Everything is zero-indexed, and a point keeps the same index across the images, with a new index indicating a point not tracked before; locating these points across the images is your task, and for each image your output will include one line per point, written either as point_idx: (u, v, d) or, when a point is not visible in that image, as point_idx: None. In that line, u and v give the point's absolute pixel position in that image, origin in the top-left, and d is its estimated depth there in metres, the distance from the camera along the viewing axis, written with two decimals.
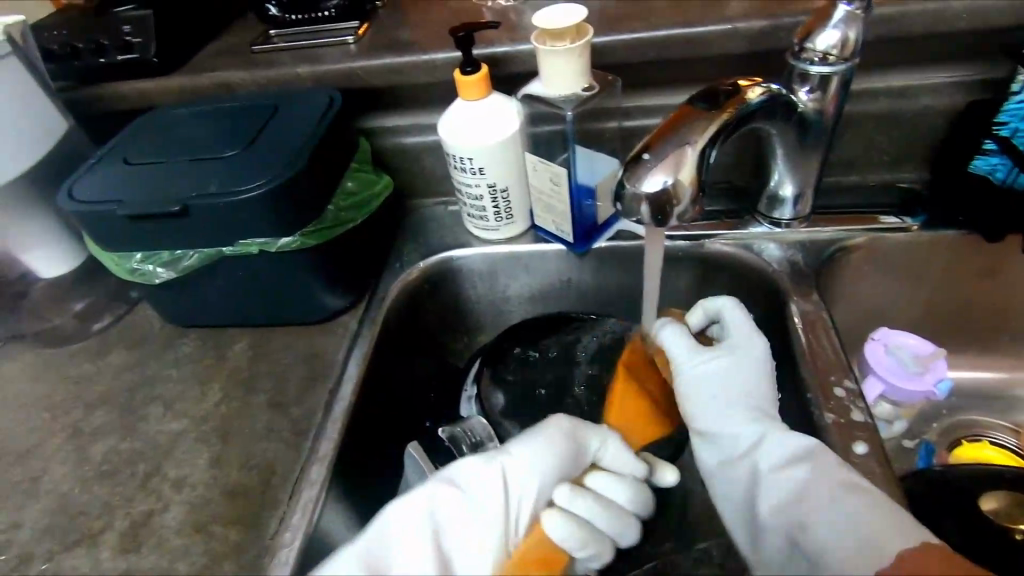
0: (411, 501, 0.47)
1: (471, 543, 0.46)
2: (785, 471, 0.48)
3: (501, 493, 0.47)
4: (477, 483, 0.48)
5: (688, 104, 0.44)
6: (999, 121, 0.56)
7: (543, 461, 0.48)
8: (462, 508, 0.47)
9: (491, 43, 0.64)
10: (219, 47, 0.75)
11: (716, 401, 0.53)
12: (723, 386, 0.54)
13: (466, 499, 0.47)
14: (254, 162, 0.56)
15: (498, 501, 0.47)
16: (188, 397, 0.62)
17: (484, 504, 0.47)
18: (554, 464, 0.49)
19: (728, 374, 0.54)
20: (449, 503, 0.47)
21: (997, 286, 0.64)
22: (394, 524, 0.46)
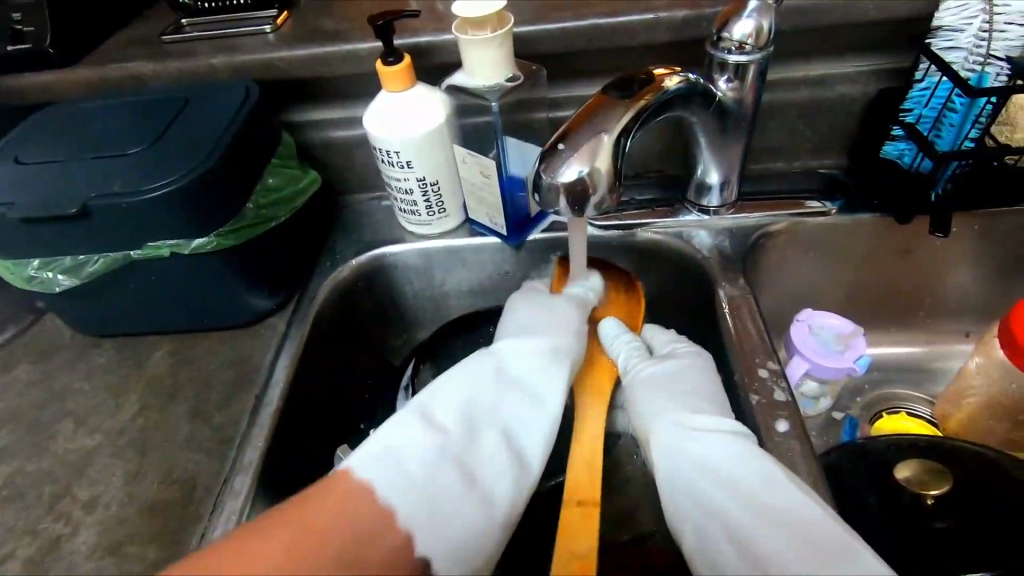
0: (452, 391, 0.50)
1: (531, 421, 0.50)
2: (734, 462, 0.44)
3: (547, 379, 0.53)
4: (521, 372, 0.53)
5: (603, 94, 0.44)
6: (905, 108, 0.59)
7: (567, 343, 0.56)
8: (511, 397, 0.51)
9: (415, 33, 0.62)
10: (126, 36, 0.70)
11: (683, 398, 0.51)
12: (681, 397, 0.51)
13: (516, 389, 0.52)
14: (161, 159, 0.53)
15: (540, 389, 0.52)
16: (102, 411, 0.58)
17: (530, 392, 0.52)
18: (568, 331, 0.56)
19: (691, 394, 0.51)
20: (492, 393, 0.51)
21: (911, 265, 0.67)
22: (449, 412, 0.48)
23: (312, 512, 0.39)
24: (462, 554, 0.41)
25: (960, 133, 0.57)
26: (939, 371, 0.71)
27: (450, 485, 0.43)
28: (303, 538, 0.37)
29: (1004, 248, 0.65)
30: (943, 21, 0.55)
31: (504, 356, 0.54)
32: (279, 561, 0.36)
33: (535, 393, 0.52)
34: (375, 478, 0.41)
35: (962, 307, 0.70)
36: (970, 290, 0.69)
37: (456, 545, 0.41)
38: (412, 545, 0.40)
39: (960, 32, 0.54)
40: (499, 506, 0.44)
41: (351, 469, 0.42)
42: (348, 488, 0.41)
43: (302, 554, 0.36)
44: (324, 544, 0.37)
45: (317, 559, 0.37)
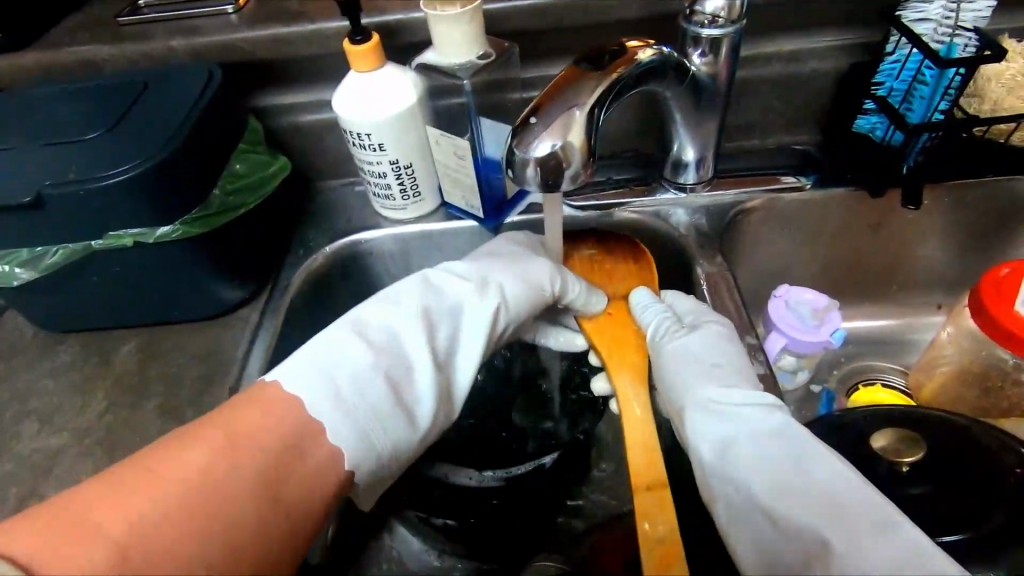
0: (388, 313, 0.52)
1: (452, 338, 0.53)
2: (769, 443, 0.44)
3: (454, 300, 0.55)
4: (447, 291, 0.55)
5: (575, 67, 0.43)
6: (877, 82, 0.60)
7: (535, 270, 0.56)
8: (437, 317, 0.53)
9: (382, 11, 0.60)
10: (79, 19, 0.67)
11: (710, 371, 0.50)
12: (714, 376, 0.50)
13: (442, 308, 0.54)
14: (121, 145, 0.51)
15: (463, 308, 0.54)
16: (69, 409, 0.56)
17: (484, 306, 0.54)
18: (538, 267, 0.56)
19: (723, 373, 0.50)
20: (407, 318, 0.52)
21: (885, 239, 0.68)
22: (406, 331, 0.51)
23: (256, 414, 0.42)
24: (382, 457, 0.46)
25: (930, 105, 0.57)
26: (912, 343, 0.72)
27: (373, 397, 0.46)
28: (224, 446, 0.39)
29: (974, 219, 0.66)
30: None
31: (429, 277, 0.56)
32: (199, 468, 0.38)
33: (458, 312, 0.54)
34: (302, 392, 0.44)
35: (934, 279, 0.71)
36: (941, 262, 0.70)
37: (379, 452, 0.46)
38: (343, 450, 0.44)
39: (930, 3, 0.54)
40: (423, 414, 0.48)
41: (280, 383, 0.44)
42: (279, 398, 0.43)
43: (238, 460, 0.39)
44: (252, 448, 0.40)
45: (238, 463, 0.39)
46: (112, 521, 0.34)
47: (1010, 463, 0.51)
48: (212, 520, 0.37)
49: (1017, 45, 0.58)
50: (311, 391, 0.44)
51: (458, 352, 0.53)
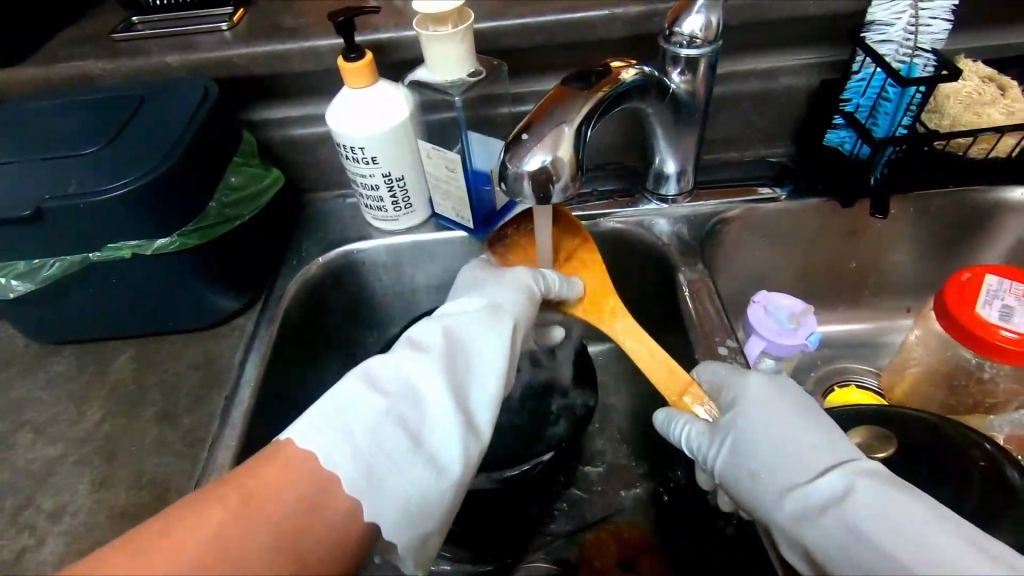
0: (396, 360, 0.46)
1: (465, 374, 0.47)
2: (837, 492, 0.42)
3: (466, 336, 0.50)
4: (459, 329, 0.50)
5: (563, 85, 0.45)
6: (845, 99, 0.63)
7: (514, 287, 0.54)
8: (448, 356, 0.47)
9: (375, 29, 0.62)
10: (74, 35, 0.68)
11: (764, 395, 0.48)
12: (765, 412, 0.47)
13: (453, 346, 0.48)
14: (120, 159, 0.52)
15: (473, 345, 0.49)
16: (64, 418, 0.57)
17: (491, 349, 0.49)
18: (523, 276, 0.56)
19: (772, 412, 0.47)
20: (421, 360, 0.47)
21: (857, 245, 0.71)
22: (411, 375, 0.46)
23: (275, 482, 0.38)
24: (412, 510, 0.41)
25: (894, 121, 0.61)
26: (884, 345, 0.76)
27: (392, 453, 0.41)
28: (232, 511, 0.37)
29: (937, 227, 0.70)
30: (876, 16, 0.58)
31: (441, 319, 0.51)
32: (212, 531, 0.35)
33: (470, 349, 0.49)
34: (316, 450, 0.40)
35: (904, 284, 0.75)
36: (909, 268, 0.73)
37: (403, 505, 0.41)
38: (366, 511, 0.39)
39: (891, 26, 0.58)
40: (451, 457, 0.42)
41: (295, 441, 0.40)
42: (300, 470, 0.39)
43: (249, 522, 0.36)
44: (264, 509, 0.37)
45: (245, 528, 0.36)
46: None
47: (974, 455, 0.53)
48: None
49: (972, 65, 0.62)
50: (326, 448, 0.40)
51: (473, 388, 0.46)
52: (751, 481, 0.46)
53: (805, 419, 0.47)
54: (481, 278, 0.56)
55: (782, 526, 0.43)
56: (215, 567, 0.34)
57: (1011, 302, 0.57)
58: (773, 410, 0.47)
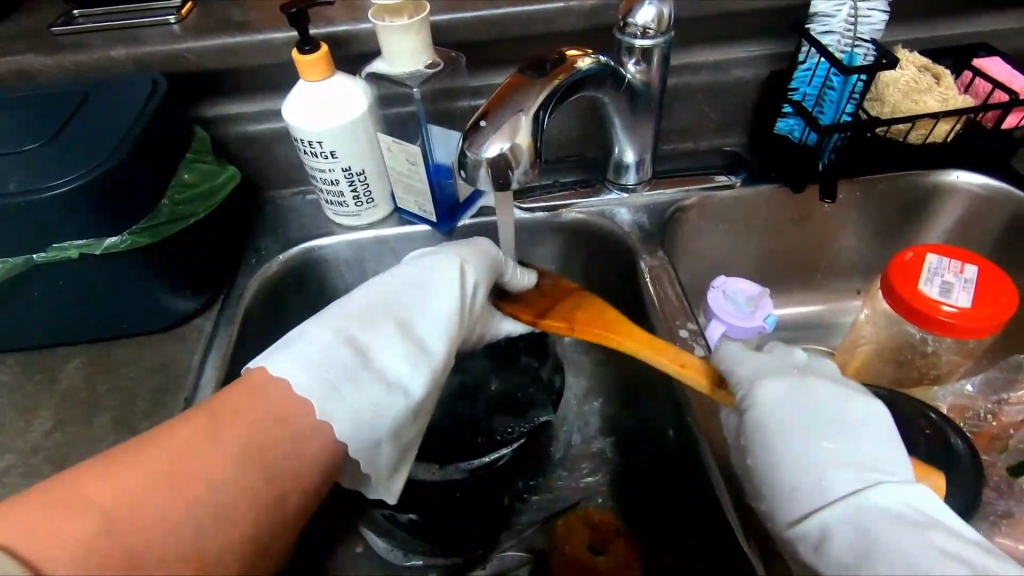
0: (352, 303, 0.50)
1: (418, 312, 0.51)
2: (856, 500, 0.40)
3: (422, 282, 0.53)
4: (413, 278, 0.53)
5: (519, 73, 0.46)
6: (792, 88, 0.66)
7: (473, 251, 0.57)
8: (409, 299, 0.51)
9: (330, 22, 0.62)
10: (11, 28, 0.65)
11: (813, 393, 0.46)
12: (812, 413, 0.45)
13: (407, 293, 0.52)
14: (64, 156, 0.50)
15: (429, 286, 0.52)
16: (12, 429, 0.54)
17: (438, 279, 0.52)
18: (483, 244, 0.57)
19: (806, 404, 0.46)
20: (382, 299, 0.51)
21: (809, 230, 0.74)
22: (368, 313, 0.49)
23: (241, 406, 0.40)
24: (377, 422, 0.44)
25: (839, 108, 0.63)
26: (837, 325, 0.79)
27: (355, 377, 0.44)
28: (209, 427, 0.39)
29: (882, 210, 0.73)
30: (818, 8, 0.61)
31: (395, 271, 0.54)
32: (182, 443, 0.38)
33: (425, 291, 0.52)
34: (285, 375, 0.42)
35: (853, 267, 0.78)
36: (858, 251, 0.77)
37: (361, 415, 0.43)
38: (333, 429, 0.42)
39: (832, 18, 0.61)
40: (414, 372, 0.47)
41: (266, 368, 0.43)
42: (270, 394, 0.42)
43: (222, 436, 0.39)
44: (235, 423, 0.39)
45: (219, 441, 0.39)
46: (101, 490, 0.35)
47: (922, 425, 0.57)
48: (189, 487, 0.37)
49: (909, 55, 0.66)
50: (291, 372, 0.43)
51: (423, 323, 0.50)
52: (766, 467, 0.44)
53: (838, 416, 0.45)
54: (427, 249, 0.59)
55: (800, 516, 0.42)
56: (192, 473, 0.37)
57: (949, 279, 0.61)
58: (808, 411, 0.45)
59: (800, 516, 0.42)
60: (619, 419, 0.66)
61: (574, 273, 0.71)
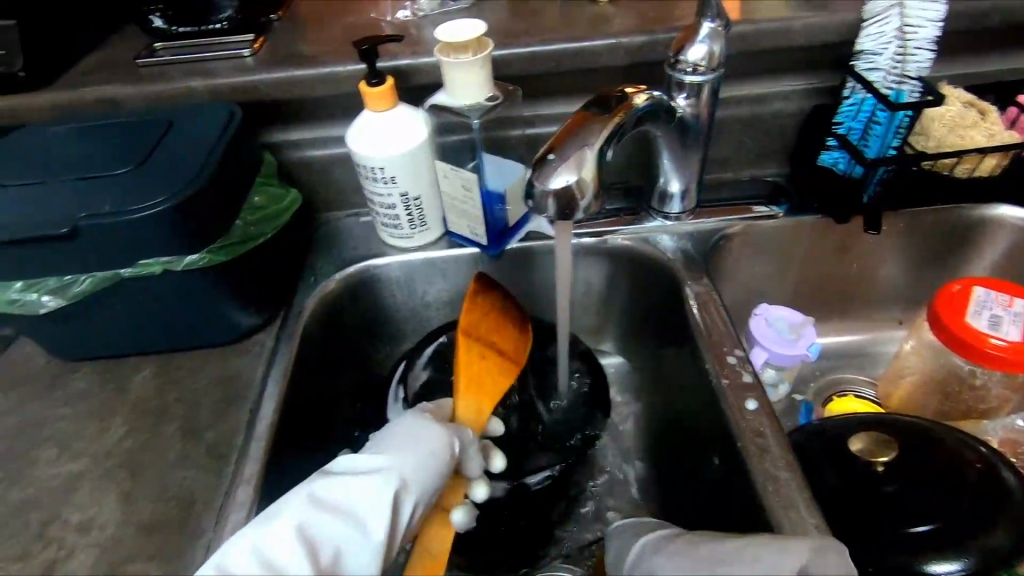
0: (265, 530, 0.42)
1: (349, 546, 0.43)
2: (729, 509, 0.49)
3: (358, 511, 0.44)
4: (347, 502, 0.45)
5: (584, 110, 0.48)
6: (837, 122, 0.67)
7: (432, 442, 0.49)
8: (320, 522, 0.43)
9: (394, 57, 0.65)
10: (98, 60, 0.70)
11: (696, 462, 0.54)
12: None
13: (339, 516, 0.44)
14: (153, 180, 0.54)
15: (359, 517, 0.44)
16: (88, 434, 0.57)
17: (377, 494, 0.45)
18: (443, 446, 0.49)
19: None
20: (308, 530, 0.42)
21: (851, 259, 0.75)
22: (283, 545, 0.41)
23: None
24: None
25: (884, 143, 0.64)
26: (879, 355, 0.79)
27: None
28: None
29: (925, 242, 0.73)
30: (864, 46, 0.63)
31: (328, 484, 0.45)
32: None
33: (354, 520, 0.44)
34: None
35: (895, 297, 0.78)
36: (899, 281, 0.77)
37: None
38: None
39: (879, 55, 0.62)
40: None
41: None
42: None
43: None
44: None
45: None
46: None
47: (971, 458, 0.57)
48: None
49: (954, 91, 0.67)
50: None
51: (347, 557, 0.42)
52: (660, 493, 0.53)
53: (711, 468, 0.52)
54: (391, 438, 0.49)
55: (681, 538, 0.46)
56: None
57: (998, 312, 0.61)
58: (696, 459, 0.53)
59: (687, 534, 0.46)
60: (661, 444, 0.67)
61: (617, 296, 0.73)
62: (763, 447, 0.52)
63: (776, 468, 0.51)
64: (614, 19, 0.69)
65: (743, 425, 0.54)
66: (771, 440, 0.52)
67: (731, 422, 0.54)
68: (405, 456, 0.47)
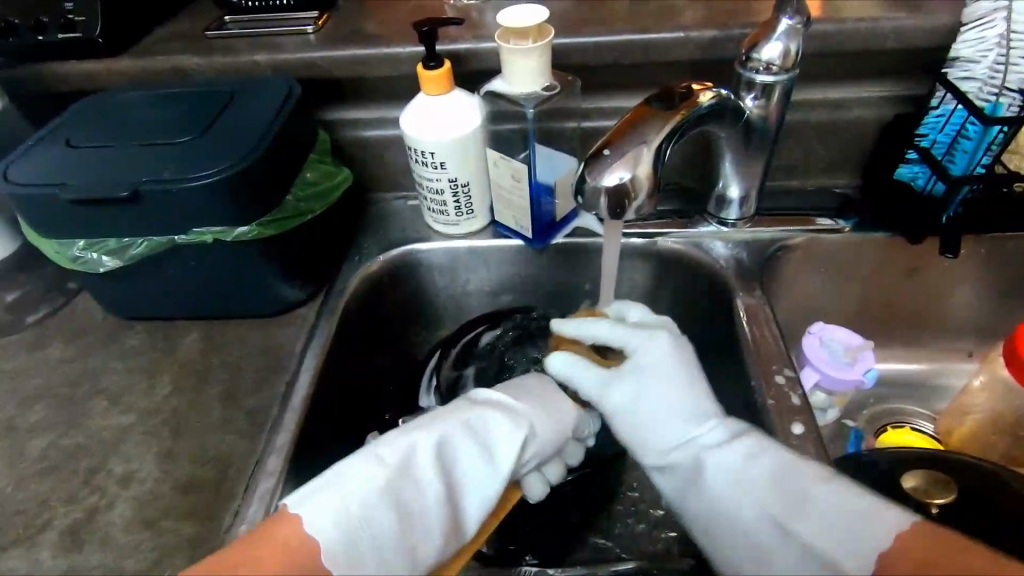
0: (415, 435, 0.45)
1: (479, 473, 0.45)
2: (739, 453, 0.44)
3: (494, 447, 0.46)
4: (491, 433, 0.47)
5: (645, 105, 0.46)
6: (920, 133, 0.62)
7: (567, 416, 0.51)
8: (463, 445, 0.46)
9: (453, 40, 0.64)
10: (170, 30, 0.73)
11: (653, 357, 0.50)
12: (655, 374, 0.50)
13: (481, 445, 0.46)
14: (212, 149, 0.55)
15: (496, 451, 0.46)
16: (136, 390, 0.60)
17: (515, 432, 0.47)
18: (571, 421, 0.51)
19: (649, 368, 0.50)
20: (451, 452, 0.45)
21: (921, 283, 0.69)
22: (429, 451, 0.45)
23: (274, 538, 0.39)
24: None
25: (973, 159, 0.59)
26: (944, 388, 0.73)
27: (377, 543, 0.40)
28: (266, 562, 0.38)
29: (1007, 272, 0.67)
30: (960, 53, 0.57)
31: (484, 413, 0.48)
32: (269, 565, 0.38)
33: (490, 451, 0.46)
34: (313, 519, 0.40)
35: (968, 327, 0.72)
36: (974, 310, 0.71)
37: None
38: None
39: (976, 63, 0.57)
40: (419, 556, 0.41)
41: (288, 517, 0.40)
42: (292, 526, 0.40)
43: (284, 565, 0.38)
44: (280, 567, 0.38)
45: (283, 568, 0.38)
46: None
47: None
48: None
49: None
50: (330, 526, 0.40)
51: (469, 484, 0.45)
52: (645, 417, 0.49)
53: (669, 373, 0.49)
54: (537, 393, 0.52)
55: (666, 457, 0.47)
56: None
57: None
58: (655, 364, 0.50)
59: (672, 452, 0.47)
60: None
61: (664, 300, 0.70)
62: None
63: None
64: (685, 11, 0.66)
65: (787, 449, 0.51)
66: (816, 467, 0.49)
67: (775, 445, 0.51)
68: (545, 405, 0.51)
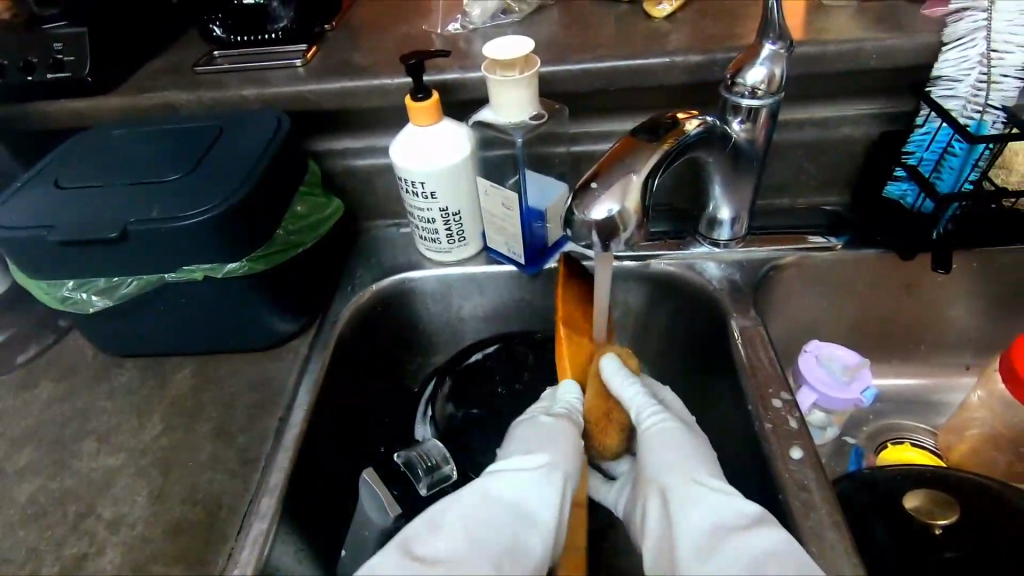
0: (433, 520, 0.45)
1: (515, 529, 0.45)
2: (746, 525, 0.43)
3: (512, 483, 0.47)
4: (508, 487, 0.47)
5: (631, 136, 0.46)
6: (907, 151, 0.63)
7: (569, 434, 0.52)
8: (488, 514, 0.45)
9: (441, 70, 0.65)
10: (161, 66, 0.73)
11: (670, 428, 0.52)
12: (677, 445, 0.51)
13: (502, 506, 0.46)
14: (200, 187, 0.55)
15: (521, 503, 0.46)
16: (127, 429, 0.59)
17: (529, 476, 0.48)
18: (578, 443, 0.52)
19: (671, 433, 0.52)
20: (479, 512, 0.45)
21: (915, 299, 0.69)
22: (457, 529, 0.44)
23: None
24: None
25: (960, 176, 0.59)
26: (943, 403, 0.73)
27: None
28: None
29: (1001, 286, 0.67)
30: (943, 72, 0.58)
31: (493, 476, 0.48)
32: None
33: (516, 508, 0.46)
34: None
35: (965, 342, 0.72)
36: (969, 325, 0.71)
37: None
38: None
39: (959, 82, 0.57)
40: None
41: None
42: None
43: None
44: None
45: None
46: None
47: None
48: None
49: None
50: None
51: (511, 541, 0.44)
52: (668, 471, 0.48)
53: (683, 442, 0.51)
54: (539, 427, 0.53)
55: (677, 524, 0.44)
56: None
57: None
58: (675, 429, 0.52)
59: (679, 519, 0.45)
60: None
61: (658, 322, 0.70)
62: (806, 502, 0.48)
63: (819, 527, 0.47)
64: (672, 36, 0.66)
65: (787, 477, 0.50)
66: (816, 494, 0.48)
67: (773, 471, 0.51)
68: (550, 429, 0.52)
